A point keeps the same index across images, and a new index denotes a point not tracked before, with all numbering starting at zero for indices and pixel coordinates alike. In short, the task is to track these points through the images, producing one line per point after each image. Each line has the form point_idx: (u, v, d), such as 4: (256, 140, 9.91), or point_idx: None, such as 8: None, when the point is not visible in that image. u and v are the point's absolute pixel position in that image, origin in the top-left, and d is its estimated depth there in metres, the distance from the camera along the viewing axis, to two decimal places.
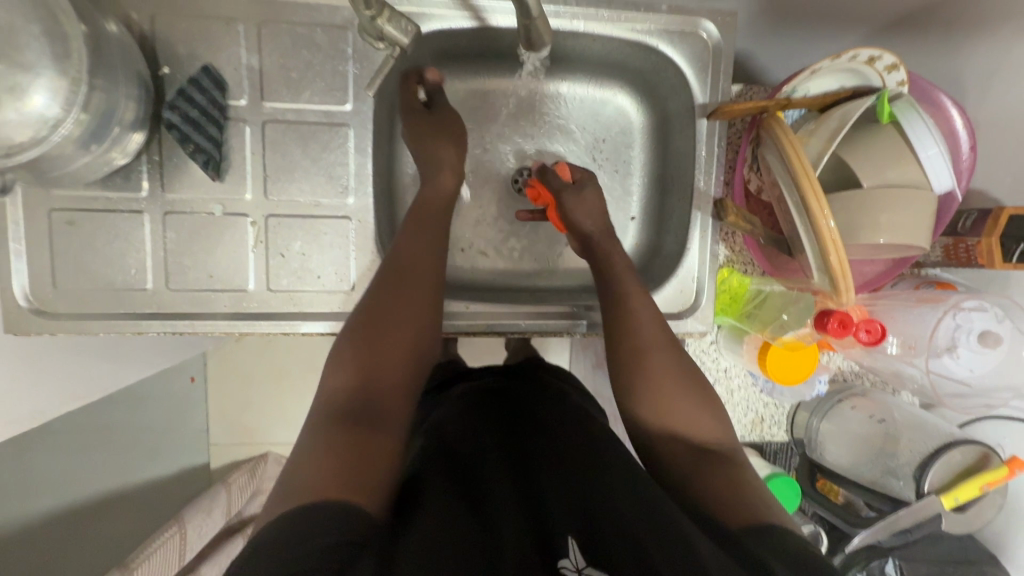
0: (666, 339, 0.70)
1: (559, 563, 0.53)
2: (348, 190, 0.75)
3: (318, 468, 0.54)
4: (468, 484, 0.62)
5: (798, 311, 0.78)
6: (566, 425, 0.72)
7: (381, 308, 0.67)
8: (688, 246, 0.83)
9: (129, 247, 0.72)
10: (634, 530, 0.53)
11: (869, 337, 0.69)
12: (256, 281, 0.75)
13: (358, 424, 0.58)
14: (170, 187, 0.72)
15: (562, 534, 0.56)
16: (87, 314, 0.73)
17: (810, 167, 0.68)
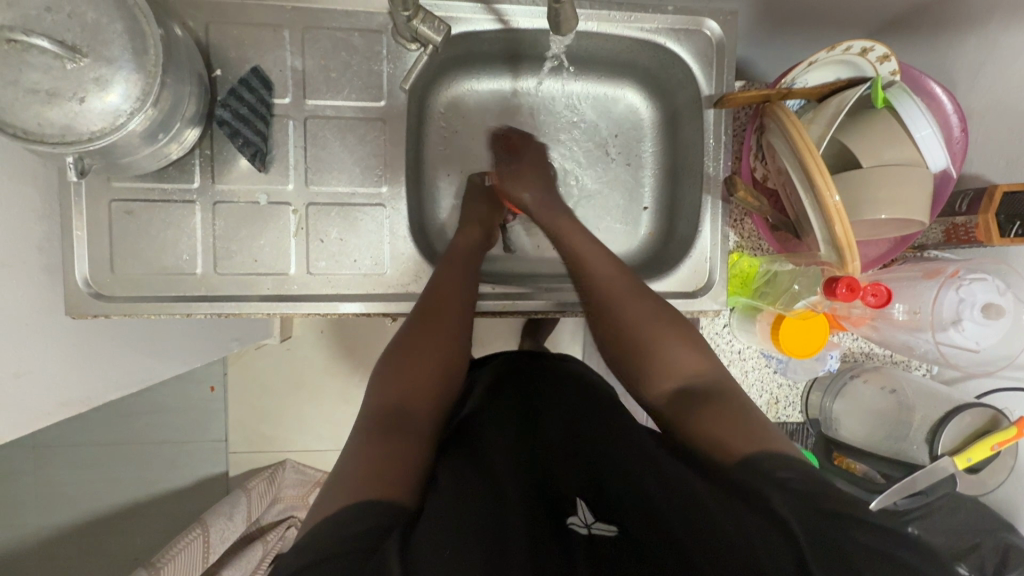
0: (668, 328, 0.78)
1: (569, 520, 0.55)
2: (382, 180, 0.81)
3: (355, 471, 0.57)
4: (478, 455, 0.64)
5: (808, 280, 0.82)
6: (582, 415, 0.73)
7: (415, 342, 0.75)
8: (700, 229, 0.87)
9: (180, 234, 0.78)
10: (651, 499, 0.55)
11: (875, 300, 0.74)
12: (297, 265, 0.80)
13: (394, 431, 0.63)
14: (220, 179, 0.78)
15: (573, 501, 0.59)
16: (140, 297, 0.78)
17: (813, 145, 0.73)
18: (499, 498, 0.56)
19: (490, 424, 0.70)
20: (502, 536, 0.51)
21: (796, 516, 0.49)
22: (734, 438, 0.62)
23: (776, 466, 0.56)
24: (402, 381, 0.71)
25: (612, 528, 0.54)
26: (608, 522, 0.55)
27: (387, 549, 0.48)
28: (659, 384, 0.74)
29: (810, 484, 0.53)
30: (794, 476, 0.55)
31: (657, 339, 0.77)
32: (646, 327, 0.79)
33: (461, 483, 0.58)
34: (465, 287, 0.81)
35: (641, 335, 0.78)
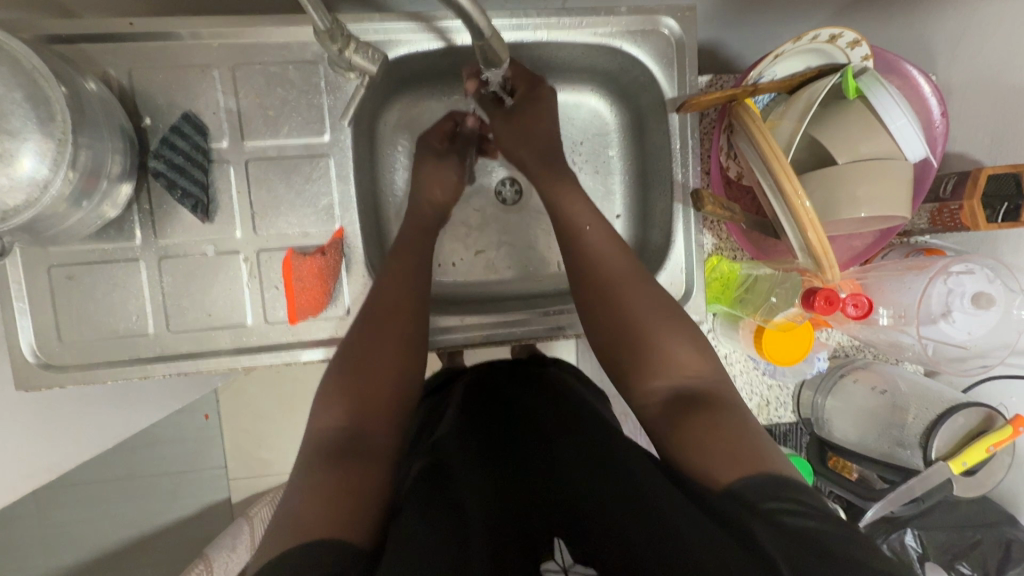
0: (669, 325, 0.70)
1: (545, 565, 0.55)
2: (335, 218, 0.77)
3: (311, 504, 0.52)
4: (447, 484, 0.59)
5: (785, 291, 0.78)
6: (562, 431, 0.69)
7: (373, 346, 0.66)
8: (673, 239, 0.84)
9: (128, 294, 0.74)
10: (629, 536, 0.52)
11: (857, 311, 0.70)
12: (254, 315, 0.76)
13: (355, 455, 0.57)
14: (162, 233, 0.74)
15: (549, 537, 0.58)
16: (94, 363, 0.75)
17: (781, 150, 0.68)
18: (466, 543, 0.51)
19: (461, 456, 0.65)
20: None
21: (781, 558, 0.45)
22: (725, 458, 0.56)
23: (765, 497, 0.51)
24: (357, 388, 0.63)
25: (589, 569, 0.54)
26: (585, 562, 0.55)
27: None
28: (654, 386, 0.66)
29: (808, 519, 0.48)
30: (787, 510, 0.49)
31: (658, 334, 0.69)
32: (648, 324, 0.69)
33: (424, 523, 0.52)
34: (420, 275, 0.74)
35: (638, 332, 0.69)
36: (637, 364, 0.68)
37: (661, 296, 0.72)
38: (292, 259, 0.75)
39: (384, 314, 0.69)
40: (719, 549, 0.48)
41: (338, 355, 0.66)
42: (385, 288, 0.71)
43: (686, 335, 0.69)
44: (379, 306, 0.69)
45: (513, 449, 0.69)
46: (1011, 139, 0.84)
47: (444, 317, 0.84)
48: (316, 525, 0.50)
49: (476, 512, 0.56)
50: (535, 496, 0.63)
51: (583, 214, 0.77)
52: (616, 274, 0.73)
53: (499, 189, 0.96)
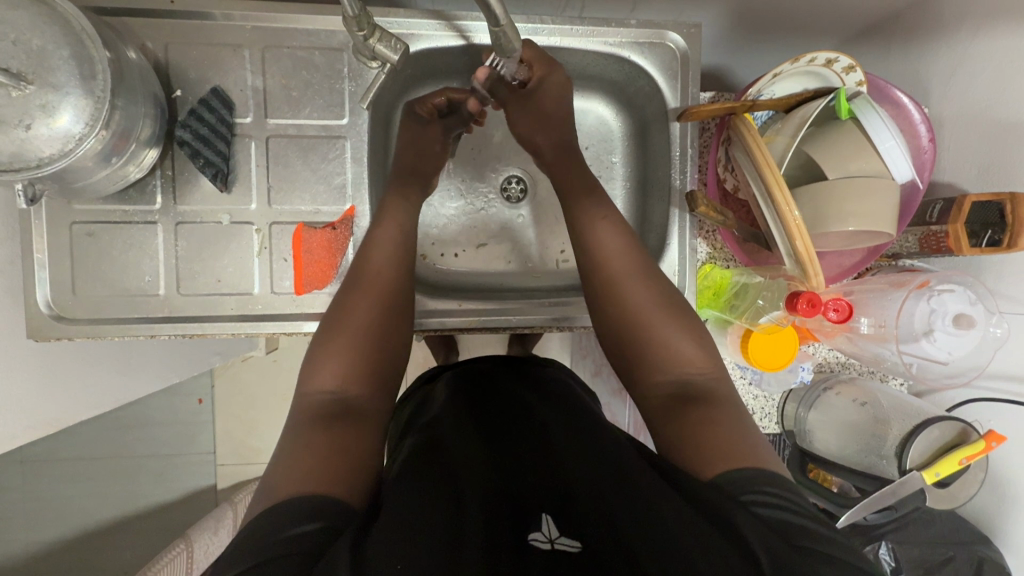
0: (667, 320, 0.69)
1: (530, 536, 0.47)
2: (346, 197, 0.81)
3: (301, 462, 0.52)
4: (437, 456, 0.58)
5: (772, 294, 0.83)
6: (551, 418, 0.68)
7: (366, 326, 0.67)
8: (668, 241, 0.87)
9: (143, 254, 0.78)
10: (615, 507, 0.49)
11: (837, 315, 0.74)
12: (261, 284, 0.79)
13: (342, 421, 0.58)
14: (181, 199, 0.78)
15: (538, 511, 0.50)
16: (103, 319, 0.77)
17: (773, 159, 0.72)
18: (454, 503, 0.49)
19: (451, 430, 0.64)
20: (451, 544, 0.43)
21: (756, 539, 0.44)
22: (711, 448, 0.57)
23: (747, 490, 0.51)
24: (348, 362, 0.64)
25: (577, 543, 0.46)
26: (573, 536, 0.47)
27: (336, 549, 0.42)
28: (658, 381, 0.66)
29: (783, 510, 0.48)
30: (764, 501, 0.49)
31: (653, 329, 0.69)
32: (644, 319, 0.70)
33: (414, 485, 0.51)
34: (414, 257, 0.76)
35: (632, 327, 0.70)
36: (630, 360, 0.69)
37: (658, 288, 0.72)
38: (304, 230, 0.79)
39: (376, 293, 0.70)
40: (699, 522, 0.46)
41: (327, 330, 0.67)
42: (382, 267, 0.73)
43: (690, 329, 0.69)
44: (374, 284, 0.71)
45: (499, 432, 0.66)
46: (996, 170, 0.88)
47: (443, 301, 0.87)
48: (302, 481, 0.50)
49: (459, 480, 0.53)
50: (519, 468, 0.57)
51: (586, 210, 0.78)
52: (622, 262, 0.73)
53: (505, 185, 1.00)
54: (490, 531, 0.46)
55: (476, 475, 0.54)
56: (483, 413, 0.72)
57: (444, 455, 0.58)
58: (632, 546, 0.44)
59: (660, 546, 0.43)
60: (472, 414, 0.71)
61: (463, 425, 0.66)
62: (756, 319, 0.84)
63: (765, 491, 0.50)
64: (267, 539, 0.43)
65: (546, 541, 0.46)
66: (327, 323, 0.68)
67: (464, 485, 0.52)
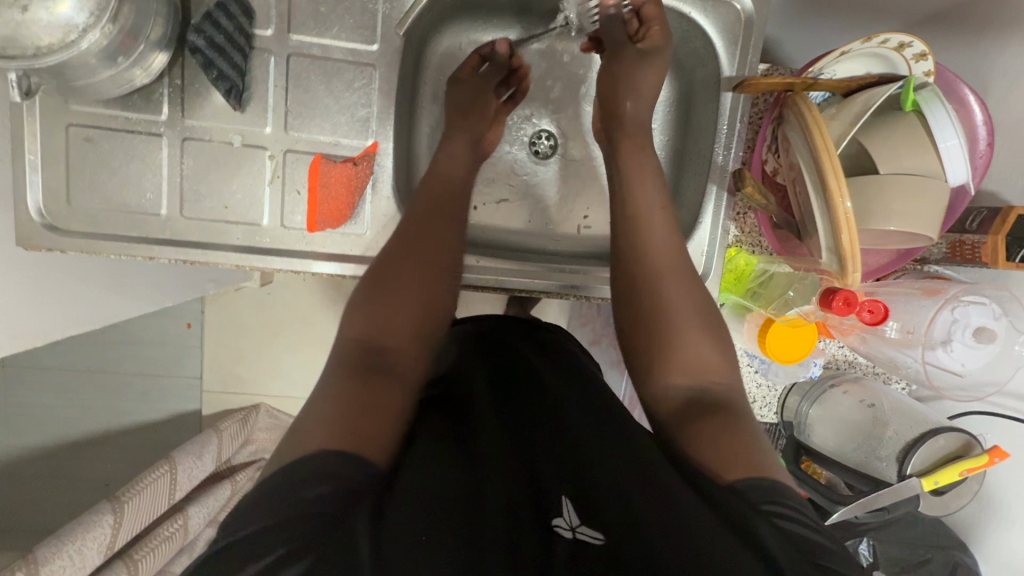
0: (695, 312, 0.68)
1: (552, 521, 0.44)
2: (369, 132, 0.75)
3: (322, 415, 0.49)
4: (463, 429, 0.55)
5: (805, 286, 0.80)
6: (572, 390, 0.65)
7: (406, 282, 0.64)
8: (700, 219, 0.83)
9: (145, 169, 0.72)
10: (642, 499, 0.45)
11: (871, 317, 0.73)
12: (271, 216, 0.74)
13: (372, 375, 0.55)
14: (190, 114, 0.72)
15: (556, 492, 0.47)
16: (99, 234, 0.73)
17: (832, 145, 0.67)
18: (477, 480, 0.47)
19: (474, 398, 0.61)
20: (474, 529, 0.41)
21: (784, 556, 0.41)
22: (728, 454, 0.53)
23: (765, 499, 0.47)
24: (390, 316, 0.61)
25: (600, 534, 0.43)
26: (596, 526, 0.43)
27: (353, 523, 0.40)
28: (675, 383, 0.63)
29: (800, 525, 0.45)
30: (783, 514, 0.46)
31: (681, 323, 0.67)
32: (672, 309, 0.68)
33: (437, 462, 0.49)
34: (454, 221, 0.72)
35: (657, 313, 0.68)
36: (648, 351, 0.67)
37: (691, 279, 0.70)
38: (322, 161, 0.73)
39: (415, 250, 0.67)
40: (723, 530, 0.42)
41: (367, 284, 0.65)
42: (423, 226, 0.69)
43: (712, 332, 0.67)
44: (414, 240, 0.68)
45: (523, 403, 0.63)
46: None
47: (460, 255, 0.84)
48: (317, 436, 0.46)
49: (482, 457, 0.50)
50: (544, 448, 0.54)
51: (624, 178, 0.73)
52: (660, 247, 0.70)
53: (534, 140, 0.94)
54: (512, 512, 0.44)
55: (501, 452, 0.51)
56: (500, 377, 0.68)
57: (466, 430, 0.55)
58: (656, 540, 0.41)
59: (684, 545, 0.40)
60: (495, 380, 0.67)
61: (487, 392, 0.63)
62: (782, 311, 0.83)
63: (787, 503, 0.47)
64: (275, 504, 0.40)
65: (568, 528, 0.43)
66: (368, 275, 0.66)
67: (487, 463, 0.49)
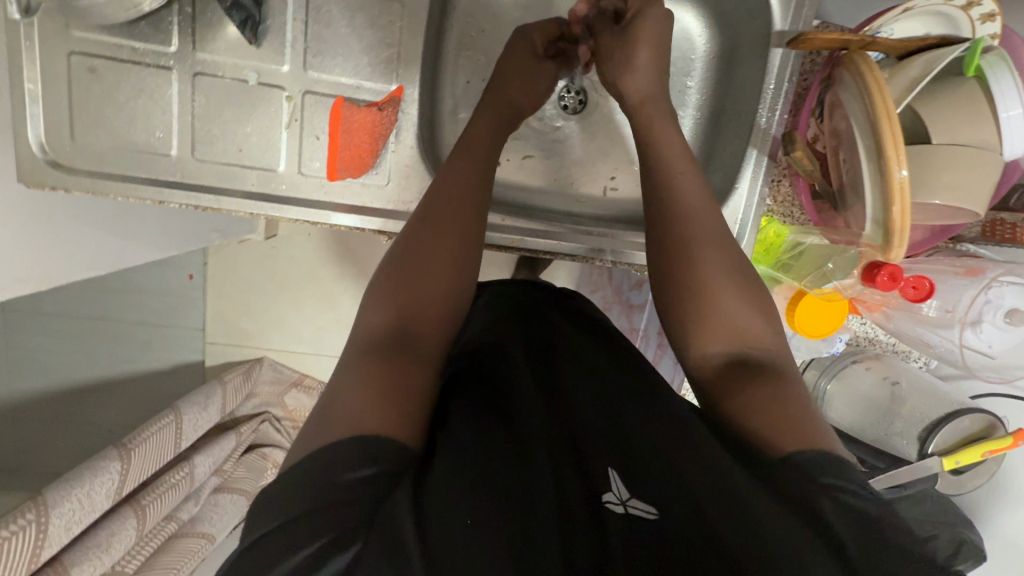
0: (726, 280, 0.62)
1: (602, 497, 0.43)
2: (393, 76, 0.70)
3: (353, 398, 0.46)
4: (499, 399, 0.53)
5: (843, 260, 0.76)
6: (610, 363, 0.63)
7: (428, 262, 0.57)
8: (737, 184, 0.79)
9: (154, 105, 0.67)
10: (695, 479, 0.44)
11: (916, 293, 0.72)
12: (287, 162, 0.70)
13: (396, 358, 0.50)
14: (202, 45, 0.66)
15: (603, 465, 0.46)
16: (106, 173, 0.68)
17: (893, 111, 0.63)
18: (523, 457, 0.45)
19: (508, 367, 0.59)
20: (525, 513, 0.40)
21: (847, 534, 0.40)
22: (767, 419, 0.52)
23: (830, 467, 0.45)
24: (410, 301, 0.55)
25: (652, 509, 0.42)
26: (648, 501, 0.43)
27: (400, 501, 0.39)
28: (712, 347, 0.59)
29: (863, 498, 0.43)
30: (847, 487, 0.44)
31: (709, 291, 0.61)
32: (702, 279, 0.62)
33: (478, 434, 0.47)
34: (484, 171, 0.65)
35: (683, 286, 0.62)
36: (684, 314, 0.62)
37: (721, 248, 0.64)
38: (345, 104, 0.69)
39: (434, 225, 0.59)
40: (776, 508, 0.42)
41: (386, 268, 0.58)
42: (450, 180, 0.63)
43: (753, 294, 0.61)
44: (435, 210, 0.60)
45: (555, 370, 0.61)
46: None
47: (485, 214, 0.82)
48: (351, 419, 0.44)
49: (523, 427, 0.49)
50: (581, 416, 0.52)
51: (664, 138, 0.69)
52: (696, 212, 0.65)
53: (563, 94, 0.89)
54: (563, 495, 0.43)
55: (540, 423, 0.50)
56: (535, 345, 0.66)
57: (501, 398, 0.54)
58: (713, 520, 0.41)
59: (742, 526, 0.40)
60: (523, 344, 0.65)
61: (518, 357, 0.61)
62: (817, 283, 0.80)
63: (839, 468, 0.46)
64: (320, 485, 0.39)
65: (617, 503, 0.43)
66: (386, 259, 0.59)
67: (528, 434, 0.48)
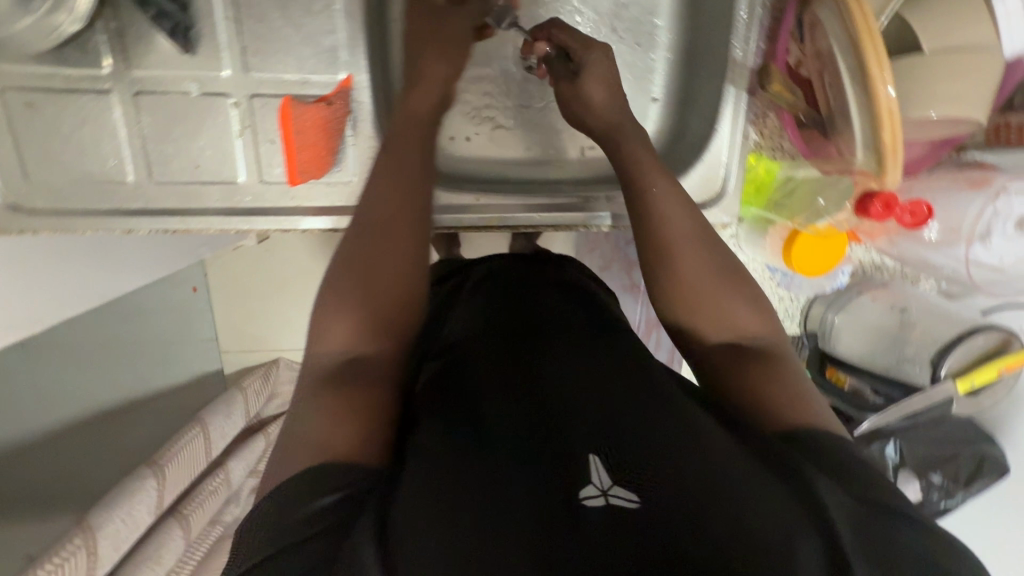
0: (705, 248, 0.58)
1: (580, 489, 0.38)
2: (339, 64, 0.67)
3: (312, 430, 0.44)
4: (468, 399, 0.50)
5: (835, 193, 0.74)
6: (588, 343, 0.59)
7: (368, 279, 0.52)
8: (716, 126, 0.75)
9: (101, 133, 0.65)
10: (677, 462, 0.40)
11: (912, 219, 0.72)
12: (247, 171, 0.68)
13: (352, 384, 0.48)
14: (136, 63, 0.63)
15: (582, 452, 0.41)
16: (67, 211, 0.66)
17: (874, 27, 0.58)
18: (490, 458, 0.41)
19: (479, 364, 0.55)
20: (493, 524, 0.35)
21: (843, 507, 0.38)
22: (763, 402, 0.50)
23: (823, 446, 0.44)
24: (358, 321, 0.51)
25: (636, 497, 0.37)
26: (631, 486, 0.38)
27: (360, 527, 0.36)
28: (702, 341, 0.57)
29: (860, 471, 0.42)
30: (843, 465, 0.42)
31: (689, 258, 0.58)
32: (674, 245, 0.58)
33: (444, 441, 0.43)
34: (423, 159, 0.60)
35: (670, 265, 0.58)
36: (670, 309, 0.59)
37: (697, 208, 0.60)
38: (294, 103, 0.66)
39: (370, 233, 0.54)
40: (774, 489, 0.38)
41: (325, 294, 0.53)
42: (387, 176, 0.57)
43: (742, 284, 0.58)
44: (372, 217, 0.55)
45: (531, 358, 0.56)
46: None
47: (460, 194, 0.79)
48: (316, 449, 0.42)
49: (492, 428, 0.45)
50: (558, 403, 0.48)
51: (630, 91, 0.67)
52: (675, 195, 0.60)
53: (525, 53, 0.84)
54: (537, 493, 0.38)
55: (509, 419, 0.46)
56: (507, 331, 0.62)
57: (471, 398, 0.49)
58: (700, 505, 0.36)
59: (735, 513, 0.36)
60: (497, 336, 0.61)
61: (491, 353, 0.57)
62: (811, 221, 0.78)
63: (832, 444, 0.44)
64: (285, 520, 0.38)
65: (598, 494, 0.38)
66: (325, 279, 0.54)
67: (498, 435, 0.44)
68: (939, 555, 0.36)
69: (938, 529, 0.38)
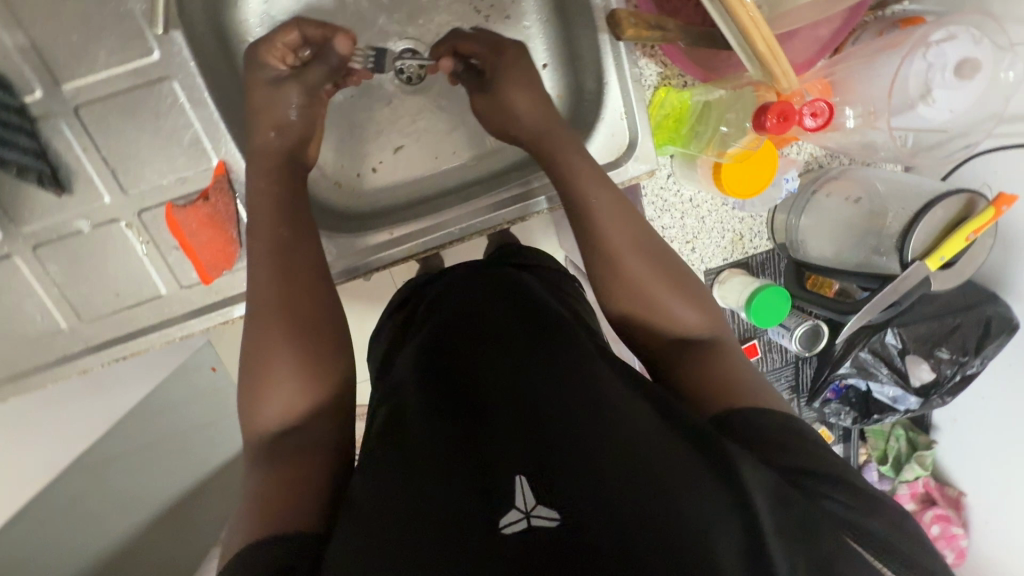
0: (628, 233, 0.58)
1: (500, 517, 0.37)
2: (207, 151, 0.66)
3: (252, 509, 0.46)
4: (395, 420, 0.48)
5: (738, 115, 0.70)
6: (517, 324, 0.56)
7: (298, 355, 0.54)
8: (605, 80, 0.71)
9: (17, 295, 0.66)
10: (604, 465, 0.39)
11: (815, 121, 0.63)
12: (165, 283, 0.69)
13: (287, 457, 0.50)
14: (21, 219, 0.64)
15: (506, 471, 0.40)
16: (20, 374, 0.69)
17: None
18: (416, 496, 0.40)
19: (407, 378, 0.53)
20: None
21: (780, 505, 0.37)
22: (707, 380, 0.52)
23: (769, 434, 0.45)
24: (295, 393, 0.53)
25: (556, 514, 0.37)
26: (552, 505, 0.38)
27: None
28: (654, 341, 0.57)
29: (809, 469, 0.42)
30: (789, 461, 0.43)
31: (621, 239, 0.58)
32: (604, 238, 0.58)
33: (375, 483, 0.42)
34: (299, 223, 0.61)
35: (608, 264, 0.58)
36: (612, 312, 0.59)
37: (616, 194, 0.60)
38: (176, 210, 0.66)
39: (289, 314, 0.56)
40: (700, 475, 0.38)
41: (255, 365, 0.55)
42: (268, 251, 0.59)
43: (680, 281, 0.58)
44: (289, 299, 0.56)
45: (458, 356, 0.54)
46: None
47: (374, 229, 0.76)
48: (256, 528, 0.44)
49: (422, 460, 0.43)
50: (487, 418, 0.46)
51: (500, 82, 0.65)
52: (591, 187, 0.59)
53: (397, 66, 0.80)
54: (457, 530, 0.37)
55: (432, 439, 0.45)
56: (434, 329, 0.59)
57: (399, 426, 0.47)
58: (621, 514, 0.36)
59: (659, 518, 0.36)
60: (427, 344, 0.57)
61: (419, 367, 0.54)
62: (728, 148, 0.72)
63: (758, 419, 0.47)
64: None
65: (521, 518, 0.37)
66: (248, 349, 0.56)
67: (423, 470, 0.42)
68: (843, 507, 0.40)
69: (848, 477, 0.43)
